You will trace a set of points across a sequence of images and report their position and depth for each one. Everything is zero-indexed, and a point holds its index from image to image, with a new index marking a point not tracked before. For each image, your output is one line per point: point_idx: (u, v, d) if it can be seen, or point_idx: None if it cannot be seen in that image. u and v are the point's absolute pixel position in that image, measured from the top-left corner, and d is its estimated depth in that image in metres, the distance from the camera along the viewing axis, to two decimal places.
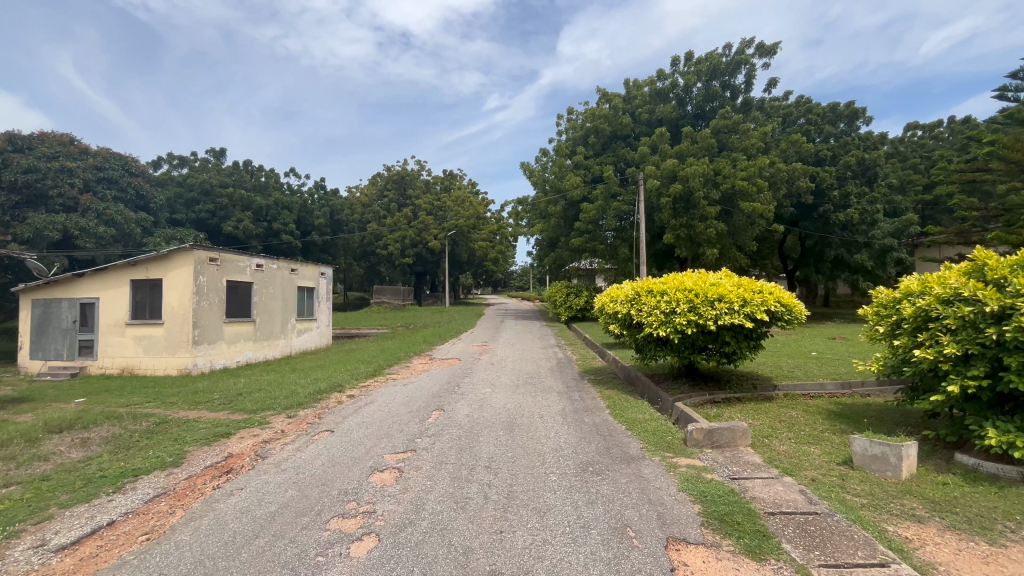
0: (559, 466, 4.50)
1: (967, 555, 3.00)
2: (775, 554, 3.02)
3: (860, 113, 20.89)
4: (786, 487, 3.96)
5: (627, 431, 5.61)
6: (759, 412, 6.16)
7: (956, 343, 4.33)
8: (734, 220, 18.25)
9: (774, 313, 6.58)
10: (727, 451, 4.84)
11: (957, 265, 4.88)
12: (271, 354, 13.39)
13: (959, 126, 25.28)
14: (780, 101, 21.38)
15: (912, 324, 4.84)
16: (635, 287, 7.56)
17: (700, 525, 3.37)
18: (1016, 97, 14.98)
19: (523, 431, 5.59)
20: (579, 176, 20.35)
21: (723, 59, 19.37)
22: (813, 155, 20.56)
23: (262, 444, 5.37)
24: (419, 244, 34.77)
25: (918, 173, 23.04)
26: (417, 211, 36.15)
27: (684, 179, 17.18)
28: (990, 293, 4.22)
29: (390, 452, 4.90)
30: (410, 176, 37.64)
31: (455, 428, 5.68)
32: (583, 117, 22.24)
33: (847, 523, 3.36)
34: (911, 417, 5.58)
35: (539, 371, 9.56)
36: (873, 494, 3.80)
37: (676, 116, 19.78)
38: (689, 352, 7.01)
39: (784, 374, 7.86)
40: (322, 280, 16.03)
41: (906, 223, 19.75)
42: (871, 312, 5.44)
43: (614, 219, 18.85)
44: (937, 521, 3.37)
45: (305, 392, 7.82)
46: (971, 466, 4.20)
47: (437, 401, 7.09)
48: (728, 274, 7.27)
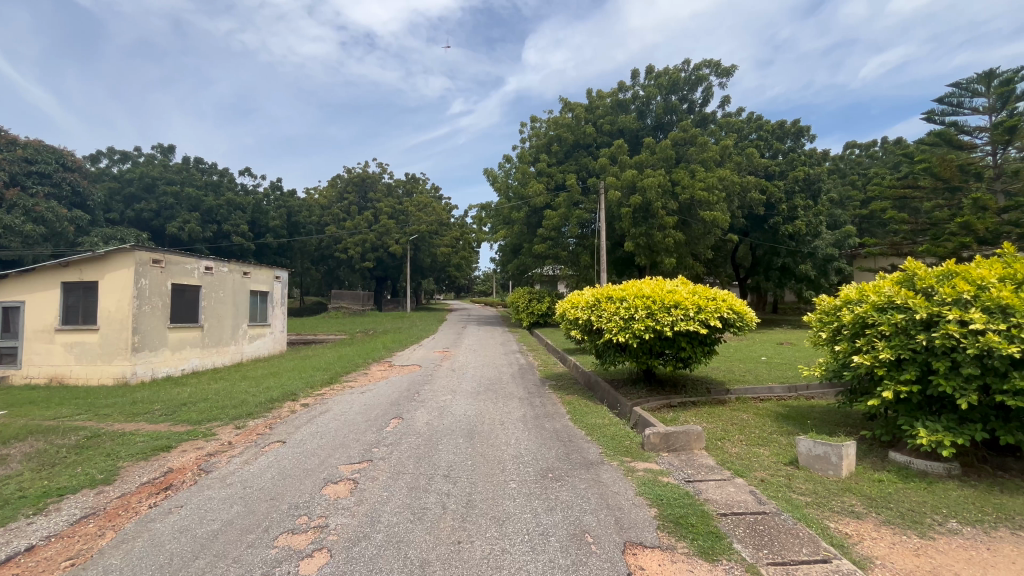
0: (518, 473, 4.47)
1: (901, 548, 3.18)
2: (726, 555, 3.10)
3: (806, 130, 22.19)
4: (737, 488, 4.09)
5: (586, 436, 5.65)
6: (712, 416, 6.35)
7: (890, 349, 4.62)
8: (691, 229, 18.96)
9: (727, 320, 6.80)
10: (682, 455, 4.95)
11: (890, 274, 5.21)
12: (219, 362, 12.72)
13: (892, 146, 27.37)
14: (733, 117, 22.32)
15: (851, 330, 5.12)
16: (595, 294, 7.69)
17: (656, 529, 3.43)
18: (941, 121, 16.30)
19: (482, 438, 5.56)
20: (542, 184, 20.56)
21: (682, 75, 20.13)
22: (763, 170, 21.67)
23: (206, 457, 5.08)
24: (379, 249, 34.09)
25: (856, 189, 24.68)
26: (378, 214, 35.43)
27: (644, 189, 17.64)
28: (919, 302, 4.56)
29: (344, 463, 4.73)
30: (371, 179, 36.88)
31: (414, 437, 5.57)
32: (545, 125, 22.51)
33: (793, 521, 3.50)
34: (851, 418, 5.91)
35: (501, 378, 9.53)
36: (816, 493, 3.98)
37: (636, 127, 20.34)
38: (648, 357, 7.15)
39: (736, 378, 8.18)
40: (277, 284, 15.41)
41: (845, 235, 20.91)
42: (815, 318, 5.72)
43: (576, 227, 19.48)
44: (874, 517, 3.57)
45: (256, 401, 7.47)
46: (903, 464, 4.48)
47: (396, 409, 6.93)
48: (683, 280, 7.47)
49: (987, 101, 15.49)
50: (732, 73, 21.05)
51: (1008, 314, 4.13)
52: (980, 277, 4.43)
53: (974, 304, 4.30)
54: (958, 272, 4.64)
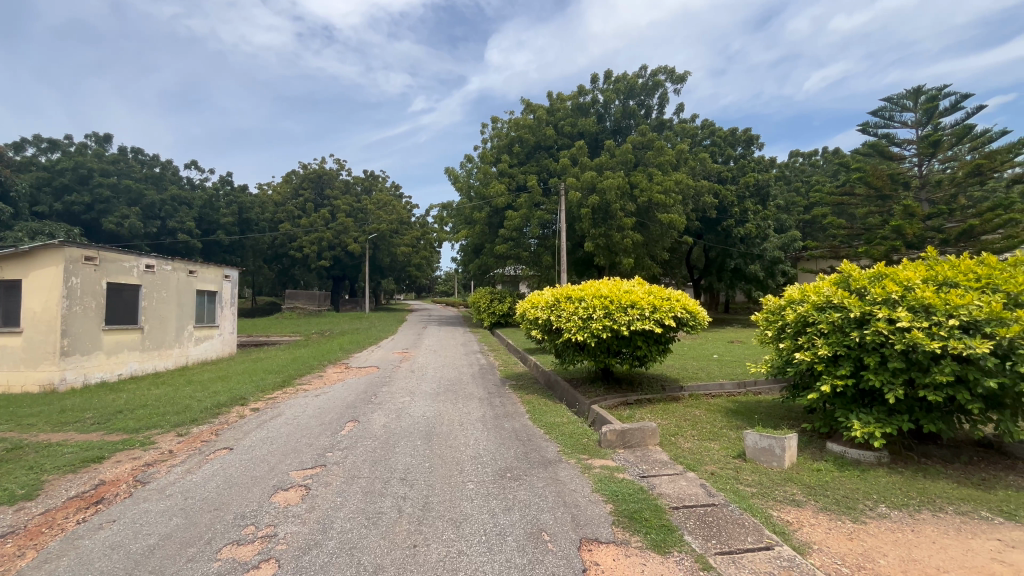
0: (476, 474, 4.45)
1: (836, 533, 3.39)
2: (677, 547, 3.20)
3: (755, 138, 23.28)
4: (689, 482, 4.23)
5: (545, 435, 5.70)
6: (666, 412, 6.55)
7: (828, 346, 4.91)
8: (649, 231, 19.45)
9: (681, 319, 7.02)
10: (637, 451, 5.07)
11: (829, 275, 5.52)
12: (161, 366, 11.98)
13: (831, 156, 29.18)
14: (688, 123, 23.10)
15: (793, 328, 5.40)
16: (554, 294, 7.77)
17: (610, 524, 3.49)
18: (875, 133, 17.49)
19: (441, 440, 5.49)
20: (503, 184, 20.59)
21: (639, 80, 20.69)
22: (716, 175, 22.57)
23: (143, 467, 4.77)
24: (337, 247, 33.11)
25: (800, 195, 26.13)
26: (335, 211, 34.41)
27: (603, 190, 18.02)
28: (853, 301, 4.86)
29: (295, 469, 4.56)
30: (328, 176, 35.81)
31: (370, 440, 5.44)
32: (507, 126, 22.58)
33: (739, 512, 3.66)
34: (794, 412, 6.23)
35: (461, 378, 9.46)
36: (761, 483, 4.18)
37: (596, 130, 20.72)
38: (605, 356, 7.29)
39: (689, 376, 8.48)
40: (226, 283, 14.69)
41: (791, 239, 21.93)
42: (761, 317, 5.99)
43: (537, 228, 19.63)
44: (812, 505, 3.78)
45: (201, 406, 7.09)
46: (839, 454, 4.76)
47: (352, 411, 6.76)
48: (640, 281, 7.67)
49: (914, 116, 16.74)
50: (686, 80, 21.80)
51: (930, 313, 4.47)
52: (906, 278, 4.78)
53: (901, 303, 4.63)
54: (888, 273, 4.99)
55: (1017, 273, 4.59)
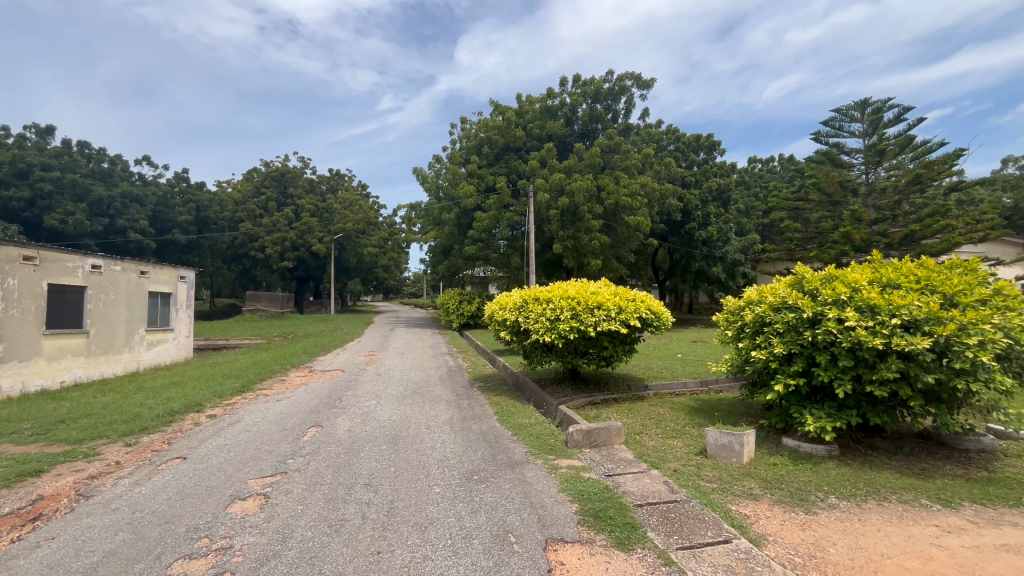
0: (442, 477, 4.42)
1: (790, 524, 3.52)
2: (640, 544, 3.26)
3: (716, 145, 24.06)
4: (652, 479, 4.32)
5: (512, 436, 5.71)
6: (632, 411, 6.67)
7: (783, 344, 5.12)
8: (616, 233, 19.78)
9: (645, 319, 7.17)
10: (603, 450, 5.15)
11: (785, 277, 5.75)
12: (109, 372, 11.33)
13: (787, 163, 30.47)
14: (654, 128, 23.63)
15: (752, 328, 5.60)
16: (523, 295, 7.80)
17: (576, 524, 3.53)
18: (826, 141, 18.36)
19: (407, 443, 5.42)
20: (472, 185, 20.51)
21: (605, 85, 21.03)
22: (681, 179, 23.18)
23: (87, 480, 4.50)
24: (301, 248, 32.15)
25: (759, 200, 27.17)
26: (299, 211, 33.45)
27: (571, 193, 18.25)
28: (805, 302, 5.09)
29: (254, 477, 4.40)
30: (292, 174, 34.76)
31: (333, 445, 5.32)
32: (476, 127, 22.55)
33: (700, 507, 3.76)
34: (752, 409, 6.46)
35: (429, 381, 9.36)
36: (721, 479, 4.31)
37: (564, 133, 20.94)
38: (573, 356, 7.37)
39: (654, 375, 8.67)
40: (181, 285, 14.03)
41: (750, 241, 22.83)
42: (721, 317, 6.18)
43: (506, 229, 19.65)
44: (768, 498, 3.93)
45: (152, 414, 6.75)
46: (794, 448, 4.97)
47: (315, 416, 6.58)
48: (606, 282, 7.78)
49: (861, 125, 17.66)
50: (651, 86, 22.32)
51: (875, 313, 4.72)
52: (854, 280, 5.04)
53: (850, 303, 4.88)
54: (837, 275, 5.24)
55: (953, 275, 4.91)
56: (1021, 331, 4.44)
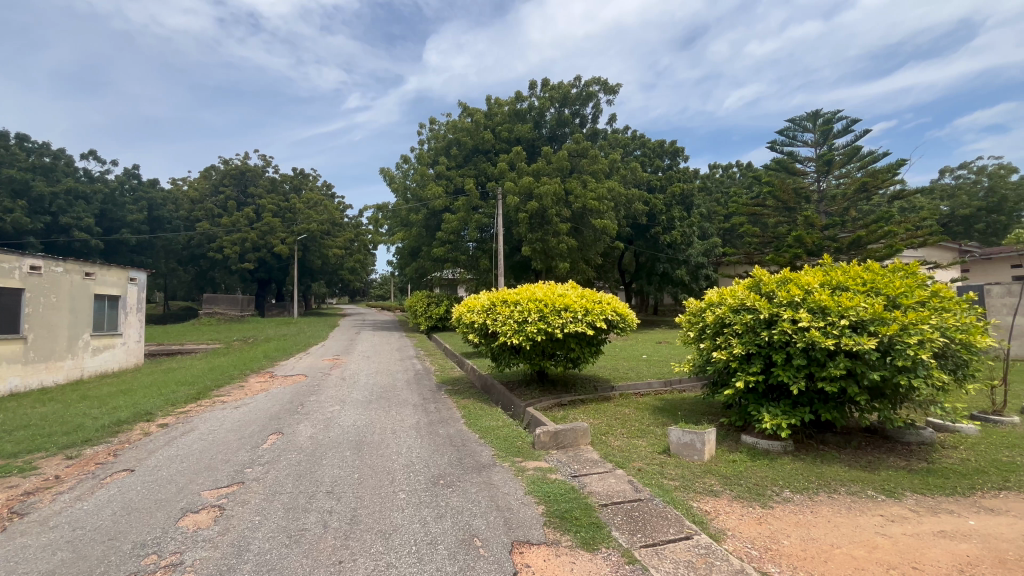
0: (408, 482, 4.35)
1: (747, 519, 3.65)
2: (605, 543, 3.30)
3: (680, 151, 24.76)
4: (617, 479, 4.39)
5: (480, 440, 5.68)
6: (598, 412, 6.76)
7: (742, 345, 5.30)
8: (584, 236, 20.04)
9: (611, 321, 7.27)
10: (569, 451, 5.19)
11: (743, 280, 5.95)
12: (50, 380, 10.63)
13: (747, 169, 31.66)
14: (620, 134, 24.04)
15: (712, 329, 5.78)
16: (491, 297, 7.79)
17: (542, 525, 3.54)
18: (782, 150, 19.19)
19: (372, 449, 5.31)
20: (440, 187, 20.35)
21: (573, 90, 21.28)
22: (646, 184, 23.70)
23: (22, 497, 4.20)
24: (262, 249, 30.78)
25: (721, 204, 28.08)
26: (260, 210, 32.34)
27: (539, 196, 18.39)
28: (763, 304, 5.29)
29: (208, 488, 4.21)
30: (252, 172, 33.30)
31: (294, 453, 5.16)
32: (445, 128, 22.41)
33: (663, 504, 3.84)
34: (713, 408, 6.67)
35: (395, 385, 9.20)
36: (683, 476, 4.42)
37: (532, 137, 21.07)
38: (540, 358, 7.41)
39: (620, 376, 8.82)
40: (131, 287, 13.32)
41: (712, 245, 23.58)
42: (684, 319, 6.35)
43: (475, 231, 19.59)
44: (727, 493, 4.06)
45: (97, 425, 6.36)
46: (752, 445, 5.16)
47: (276, 423, 6.37)
48: (573, 284, 7.86)
49: (813, 135, 18.55)
50: (618, 92, 22.76)
51: (826, 314, 4.95)
52: (806, 283, 5.27)
53: (803, 305, 5.11)
54: (792, 278, 5.46)
55: (896, 278, 5.20)
56: (956, 330, 4.75)
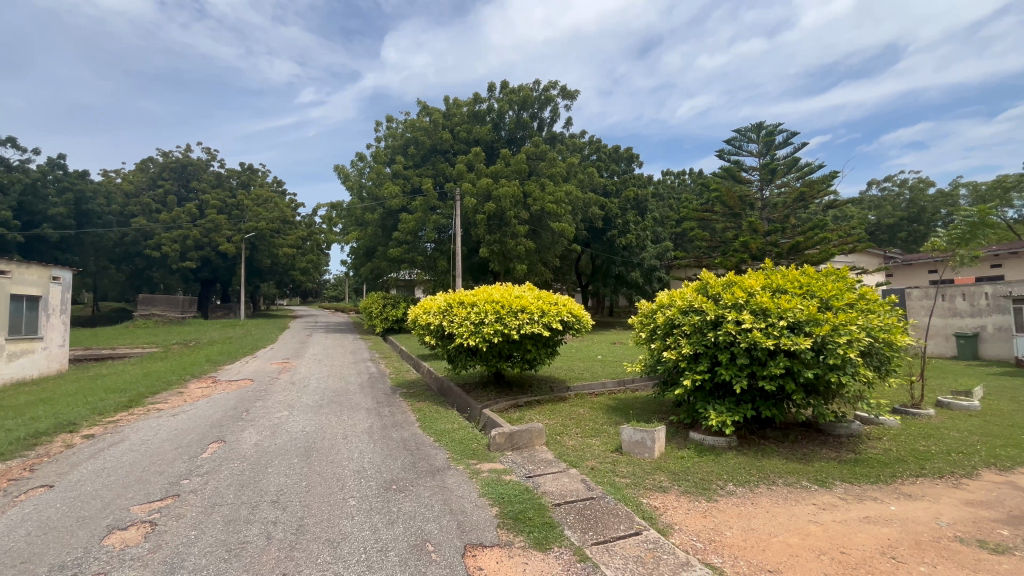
0: (359, 489, 4.23)
1: (694, 512, 3.79)
2: (557, 542, 3.34)
3: (635, 157, 25.51)
4: (571, 478, 4.45)
5: (434, 443, 5.61)
6: (554, 412, 6.83)
7: (690, 345, 5.51)
8: (542, 238, 20.25)
9: (567, 322, 7.36)
10: (524, 452, 5.22)
11: (692, 282, 6.18)
12: None
13: (697, 176, 33.04)
14: (578, 138, 24.47)
15: (662, 330, 5.98)
16: (447, 299, 7.73)
17: (495, 527, 3.54)
18: (729, 158, 20.13)
19: (321, 456, 5.13)
20: (397, 186, 20.00)
21: (532, 93, 21.40)
22: (603, 188, 24.25)
23: None
24: (206, 247, 29.28)
25: (673, 210, 29.13)
26: (203, 206, 30.66)
27: (498, 198, 18.46)
28: (709, 305, 5.52)
29: (138, 503, 3.92)
30: (195, 166, 31.66)
31: (237, 462, 4.90)
32: (402, 127, 22.08)
33: (614, 502, 3.93)
34: (663, 406, 6.89)
35: (348, 388, 8.93)
36: (634, 474, 4.54)
37: (491, 138, 21.09)
38: (496, 360, 7.42)
39: (576, 376, 8.96)
40: (54, 286, 12.28)
41: (664, 249, 24.42)
42: (637, 320, 6.51)
43: (433, 232, 19.38)
44: (675, 489, 4.20)
45: (10, 437, 5.80)
46: (699, 441, 5.37)
47: (217, 431, 6.03)
48: (529, 286, 7.92)
49: (757, 146, 19.57)
50: (576, 98, 23.17)
51: (767, 315, 5.23)
52: (749, 285, 5.54)
53: (746, 307, 5.37)
54: (736, 281, 5.73)
55: (829, 281, 5.56)
56: (879, 330, 5.14)
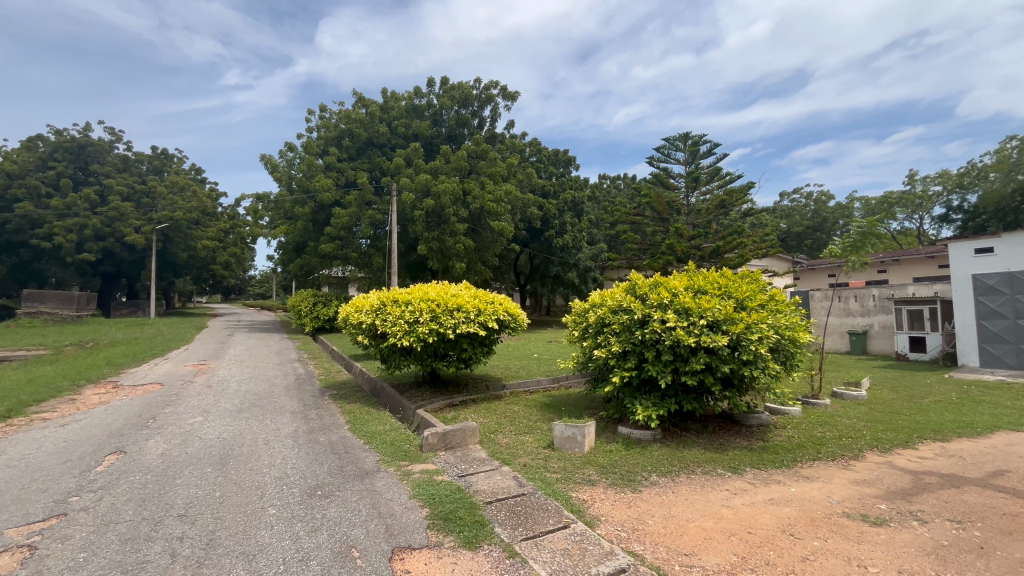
0: (280, 497, 3.99)
1: (619, 504, 3.94)
2: (487, 540, 3.35)
3: (573, 161, 26.20)
4: (503, 476, 4.48)
5: (365, 445, 5.42)
6: (489, 411, 6.84)
7: (620, 343, 5.74)
8: (481, 237, 20.17)
9: (503, 321, 7.39)
10: (457, 451, 5.18)
11: (622, 283, 6.42)
12: None
13: (630, 181, 34.54)
14: (518, 139, 24.70)
15: (595, 328, 6.18)
16: (380, 297, 7.51)
17: (425, 529, 3.48)
18: (658, 165, 21.20)
19: (238, 463, 4.79)
20: (330, 179, 19.16)
21: (472, 91, 21.27)
22: (541, 189, 24.67)
23: None
24: (109, 237, 26.45)
25: (607, 213, 30.22)
26: (106, 193, 27.67)
27: (437, 194, 18.26)
28: (637, 305, 5.78)
29: (15, 525, 3.46)
30: (97, 147, 28.54)
31: (139, 474, 4.46)
32: (336, 117, 21.18)
33: (545, 497, 4.00)
34: (595, 402, 7.12)
35: (272, 391, 8.42)
36: (565, 469, 4.65)
37: (430, 134, 20.80)
38: (432, 360, 7.30)
39: (511, 375, 9.04)
40: None
41: (599, 250, 25.25)
42: (571, 319, 6.68)
43: (368, 228, 18.78)
44: (603, 482, 4.36)
45: None
46: (627, 435, 5.61)
47: (116, 441, 5.46)
48: (466, 284, 7.87)
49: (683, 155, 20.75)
50: (516, 99, 23.37)
51: (689, 314, 5.55)
52: (674, 286, 5.86)
53: (670, 306, 5.67)
54: (662, 282, 6.04)
55: (743, 282, 5.99)
56: (786, 328, 5.63)
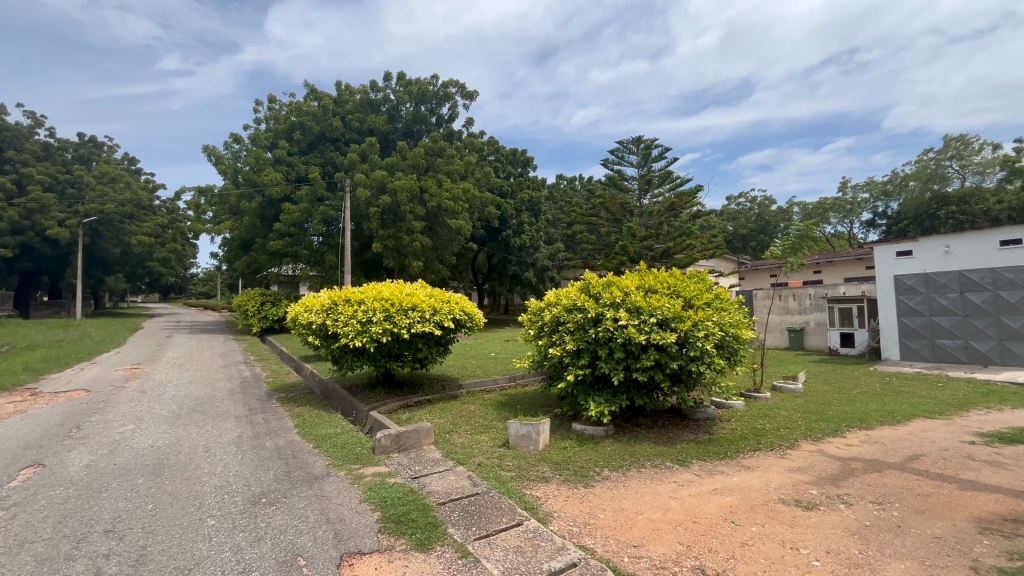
0: (220, 506, 3.79)
1: (572, 499, 4.01)
2: (440, 541, 3.31)
3: (531, 162, 26.40)
4: (457, 476, 4.45)
5: (314, 449, 5.25)
6: (444, 411, 6.77)
7: (573, 341, 5.85)
8: (438, 235, 19.93)
9: (459, 321, 7.34)
10: (411, 453, 5.10)
11: (576, 282, 6.53)
12: None
13: (587, 183, 35.22)
14: (476, 138, 24.63)
15: (549, 326, 6.26)
16: (332, 296, 7.29)
17: (375, 533, 3.41)
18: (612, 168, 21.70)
19: (175, 473, 4.51)
20: (279, 173, 18.38)
21: (429, 88, 21.05)
22: (499, 189, 24.70)
23: None
24: (28, 231, 24.24)
25: (564, 213, 30.65)
26: (25, 182, 25.32)
27: (393, 191, 17.92)
28: (591, 304, 5.89)
29: None
30: (14, 132, 26.11)
31: (60, 488, 4.11)
32: (287, 109, 20.34)
33: (498, 496, 4.01)
34: (550, 400, 7.20)
35: (214, 395, 7.98)
36: (519, 467, 4.68)
37: (386, 130, 20.38)
38: (386, 360, 7.15)
39: (468, 374, 9.00)
40: None
41: (556, 250, 25.56)
42: (526, 318, 6.72)
43: (320, 224, 18.16)
44: (556, 478, 4.42)
45: None
46: (580, 431, 5.71)
47: (33, 453, 5.00)
48: (422, 283, 7.75)
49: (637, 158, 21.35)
50: (474, 98, 23.28)
51: (640, 313, 5.72)
52: (625, 286, 6.02)
53: (622, 305, 5.82)
54: (614, 282, 6.19)
55: (690, 282, 6.23)
56: (729, 325, 5.90)
